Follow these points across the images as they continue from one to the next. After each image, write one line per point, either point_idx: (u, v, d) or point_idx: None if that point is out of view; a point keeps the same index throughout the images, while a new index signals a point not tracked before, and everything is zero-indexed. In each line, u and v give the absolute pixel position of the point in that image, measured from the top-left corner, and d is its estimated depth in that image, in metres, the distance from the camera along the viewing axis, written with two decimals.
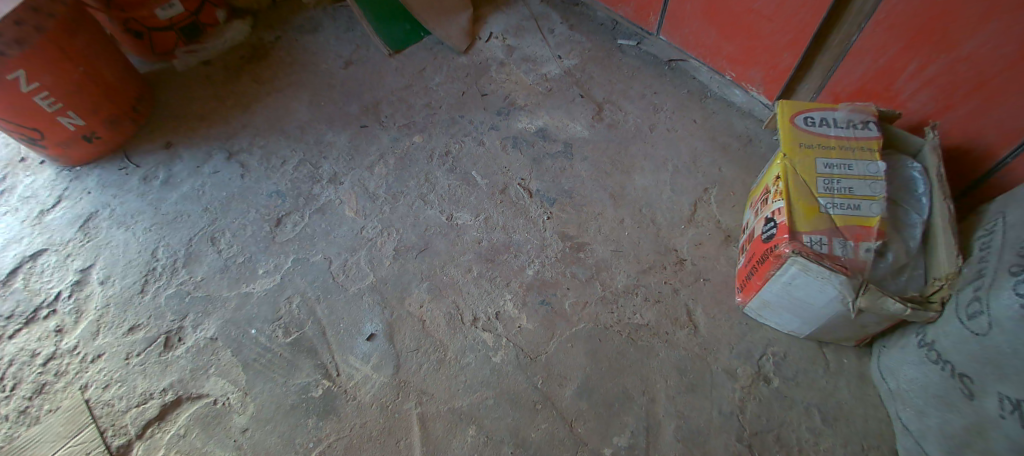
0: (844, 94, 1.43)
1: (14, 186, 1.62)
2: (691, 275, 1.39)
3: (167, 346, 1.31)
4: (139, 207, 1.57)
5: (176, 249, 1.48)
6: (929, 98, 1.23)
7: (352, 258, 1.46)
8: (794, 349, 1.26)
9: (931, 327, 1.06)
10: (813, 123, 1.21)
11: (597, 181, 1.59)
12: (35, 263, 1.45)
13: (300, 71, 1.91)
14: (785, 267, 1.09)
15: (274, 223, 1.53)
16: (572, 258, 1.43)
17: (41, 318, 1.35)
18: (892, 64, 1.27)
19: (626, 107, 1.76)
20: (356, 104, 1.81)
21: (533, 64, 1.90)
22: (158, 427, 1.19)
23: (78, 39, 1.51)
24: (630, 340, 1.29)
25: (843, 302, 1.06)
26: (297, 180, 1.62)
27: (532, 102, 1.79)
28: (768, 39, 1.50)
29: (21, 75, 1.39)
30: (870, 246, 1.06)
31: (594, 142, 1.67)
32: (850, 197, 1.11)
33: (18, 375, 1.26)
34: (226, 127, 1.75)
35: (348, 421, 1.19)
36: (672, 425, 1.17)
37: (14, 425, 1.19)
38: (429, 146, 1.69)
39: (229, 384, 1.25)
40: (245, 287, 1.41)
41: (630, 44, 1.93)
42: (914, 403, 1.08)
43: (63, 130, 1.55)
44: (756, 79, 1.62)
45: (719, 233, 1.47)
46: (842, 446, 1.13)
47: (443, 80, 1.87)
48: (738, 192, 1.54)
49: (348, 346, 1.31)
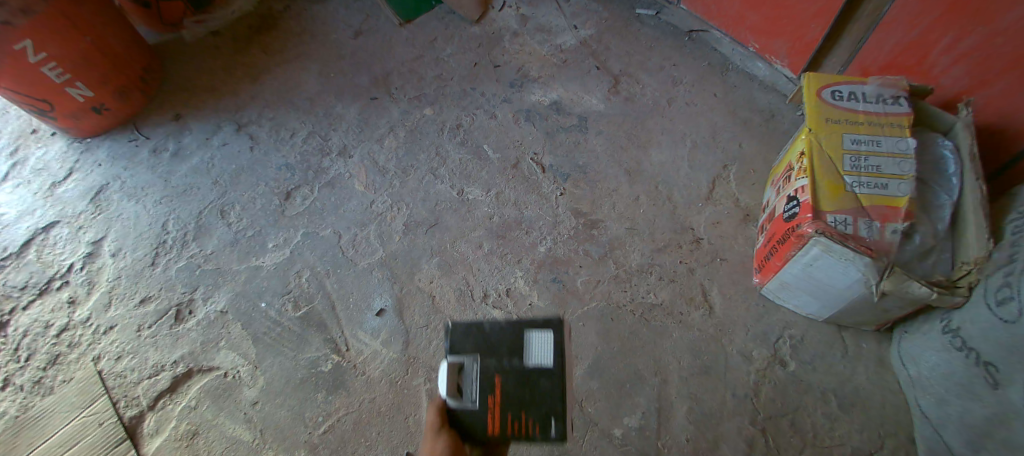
0: (874, 67, 1.35)
1: (26, 158, 1.62)
2: (708, 255, 1.35)
3: (179, 318, 1.32)
4: (148, 179, 1.56)
5: (187, 222, 1.48)
6: (963, 74, 1.15)
7: (362, 233, 1.44)
8: (812, 332, 1.23)
9: (957, 312, 1.01)
10: (841, 97, 1.13)
11: (611, 156, 1.54)
12: (48, 235, 1.46)
13: (309, 42, 1.86)
14: (807, 248, 1.05)
15: (284, 196, 1.52)
16: (586, 236, 1.40)
17: (55, 289, 1.36)
18: (925, 36, 1.19)
19: (643, 79, 1.68)
20: (366, 76, 1.76)
21: (547, 35, 1.82)
22: (170, 398, 1.21)
23: (83, 8, 1.47)
24: (643, 320, 1.26)
25: (865, 284, 1.01)
26: (306, 153, 1.60)
27: (546, 74, 1.72)
28: (796, 8, 1.42)
29: (28, 45, 1.38)
30: (896, 228, 1.01)
31: (610, 116, 1.61)
32: (877, 176, 1.05)
33: (32, 345, 1.28)
34: (234, 99, 1.73)
35: (357, 395, 1.19)
36: (685, 407, 1.15)
37: (29, 395, 1.22)
38: (439, 119, 1.64)
39: (239, 356, 1.26)
40: (255, 260, 1.40)
41: (649, 14, 1.83)
42: (935, 390, 1.05)
43: (71, 101, 1.53)
44: (781, 50, 1.55)
45: (738, 212, 1.41)
46: (858, 432, 1.10)
47: (454, 51, 1.81)
48: (758, 170, 1.48)
49: (358, 321, 1.30)
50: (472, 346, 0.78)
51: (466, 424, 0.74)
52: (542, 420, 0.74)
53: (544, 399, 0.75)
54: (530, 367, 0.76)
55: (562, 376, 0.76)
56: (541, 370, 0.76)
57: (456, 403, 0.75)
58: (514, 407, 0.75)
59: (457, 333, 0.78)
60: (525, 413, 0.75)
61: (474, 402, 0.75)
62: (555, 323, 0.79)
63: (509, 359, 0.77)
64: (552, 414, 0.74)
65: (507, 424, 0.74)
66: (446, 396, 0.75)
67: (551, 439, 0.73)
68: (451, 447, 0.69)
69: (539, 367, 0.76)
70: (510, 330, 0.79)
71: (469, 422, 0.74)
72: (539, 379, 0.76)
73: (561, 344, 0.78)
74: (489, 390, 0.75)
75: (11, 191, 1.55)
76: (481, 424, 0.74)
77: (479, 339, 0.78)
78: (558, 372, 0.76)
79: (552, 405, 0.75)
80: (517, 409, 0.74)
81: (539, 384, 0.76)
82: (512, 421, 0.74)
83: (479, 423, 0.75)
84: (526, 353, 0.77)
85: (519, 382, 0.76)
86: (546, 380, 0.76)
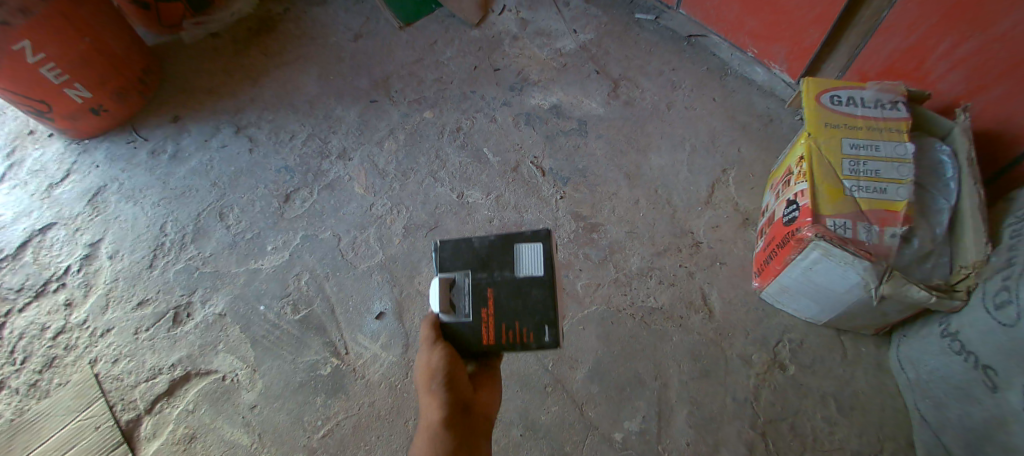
0: (873, 71, 1.36)
1: (23, 159, 1.61)
2: (708, 259, 1.35)
3: (176, 321, 1.31)
4: (147, 181, 1.56)
5: (185, 224, 1.47)
6: (960, 80, 1.16)
7: (361, 236, 1.43)
8: (812, 336, 1.23)
9: (956, 316, 1.01)
10: (840, 102, 1.14)
11: (611, 160, 1.54)
12: (45, 236, 1.45)
13: (308, 44, 1.86)
14: (807, 252, 1.05)
15: (283, 199, 1.51)
16: (586, 239, 1.40)
17: (51, 291, 1.35)
18: (923, 41, 1.20)
19: (642, 84, 1.69)
20: (365, 79, 1.76)
21: (547, 38, 1.82)
22: (167, 402, 1.20)
23: (82, 8, 1.47)
24: (643, 324, 1.26)
25: (865, 288, 1.02)
26: (305, 156, 1.59)
27: (546, 78, 1.73)
28: (794, 14, 1.43)
29: (27, 45, 1.38)
30: (895, 232, 1.01)
31: (610, 120, 1.62)
32: (876, 180, 1.05)
33: (28, 348, 1.27)
34: (233, 101, 1.72)
35: (356, 399, 1.19)
36: (684, 411, 1.15)
37: (25, 398, 1.21)
38: (439, 122, 1.65)
39: (237, 360, 1.25)
40: (254, 263, 1.40)
41: (648, 19, 1.84)
42: (934, 394, 1.05)
43: (70, 102, 1.53)
44: (780, 55, 1.56)
45: (737, 216, 1.42)
46: (858, 436, 1.11)
47: (454, 54, 1.81)
48: (758, 174, 1.49)
49: (357, 324, 1.30)
50: (462, 262, 0.75)
51: (458, 337, 0.70)
52: (536, 328, 0.70)
53: (536, 308, 0.71)
54: (521, 278, 0.73)
55: (554, 284, 0.73)
56: (531, 281, 0.73)
57: (448, 318, 0.71)
58: (508, 317, 0.71)
59: (445, 251, 0.75)
60: (519, 322, 0.70)
61: (465, 316, 0.71)
62: (543, 235, 0.76)
63: (499, 271, 0.74)
64: (545, 322, 0.70)
65: (500, 335, 0.70)
66: (436, 312, 0.71)
67: (547, 345, 0.70)
68: (444, 355, 0.65)
69: (531, 278, 0.73)
70: (500, 243, 0.75)
71: (461, 336, 0.70)
72: (531, 290, 0.72)
73: (551, 255, 0.74)
74: (480, 302, 0.71)
75: (8, 193, 1.54)
76: (474, 337, 0.70)
77: (468, 254, 0.75)
78: (549, 281, 0.73)
79: (545, 313, 0.71)
80: (511, 318, 0.70)
81: (530, 293, 0.72)
82: (506, 330, 0.70)
83: (473, 336, 0.70)
84: (516, 264, 0.74)
85: (511, 292, 0.72)
86: (538, 288, 0.72)
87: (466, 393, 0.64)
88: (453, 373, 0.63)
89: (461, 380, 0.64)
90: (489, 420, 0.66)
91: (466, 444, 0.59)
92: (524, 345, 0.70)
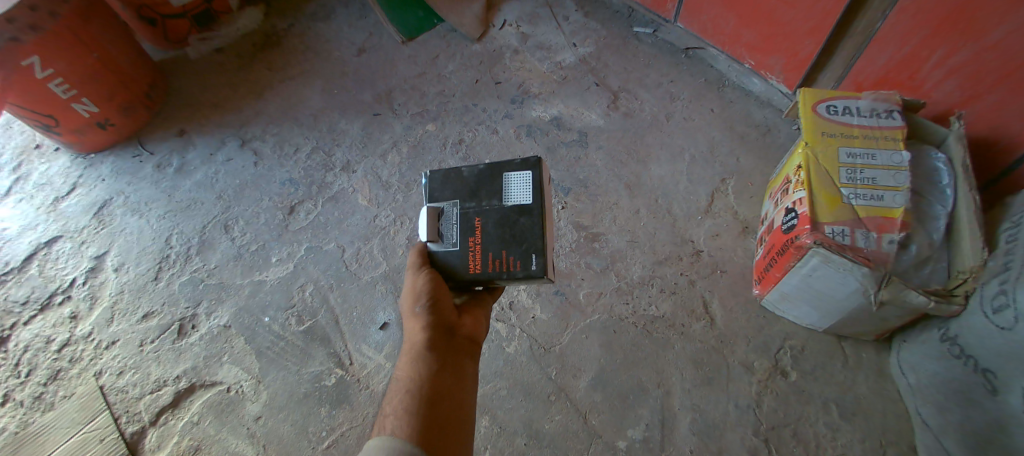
0: (868, 82, 1.38)
1: (29, 174, 1.63)
2: (708, 267, 1.37)
3: (181, 333, 1.32)
4: (152, 195, 1.57)
5: (190, 236, 1.49)
6: (954, 89, 1.18)
7: (365, 247, 1.45)
8: (813, 343, 1.24)
9: (955, 321, 1.03)
10: (836, 111, 1.17)
11: (611, 170, 1.56)
12: (50, 250, 1.46)
13: (312, 59, 1.89)
14: (806, 259, 1.07)
15: (287, 211, 1.53)
16: (587, 249, 1.42)
17: (57, 304, 1.36)
18: (916, 52, 1.22)
19: (641, 95, 1.72)
20: (369, 92, 1.79)
21: (547, 52, 1.85)
22: (172, 413, 1.21)
23: (91, 25, 1.50)
24: (645, 332, 1.28)
25: (864, 294, 1.03)
26: (309, 169, 1.61)
27: (546, 90, 1.76)
28: (789, 26, 1.46)
29: (36, 61, 1.40)
30: (893, 238, 1.03)
31: (610, 132, 1.64)
32: (873, 187, 1.07)
33: (33, 360, 1.28)
34: (238, 115, 1.75)
35: (360, 409, 1.19)
36: (687, 418, 1.16)
37: (30, 410, 1.22)
38: (442, 134, 1.67)
39: (242, 371, 1.26)
40: (258, 275, 1.41)
41: (646, 32, 1.87)
42: (934, 399, 1.06)
43: (77, 117, 1.55)
44: (776, 66, 1.58)
45: (736, 225, 1.44)
46: (860, 442, 1.12)
47: (456, 68, 1.84)
48: (756, 183, 1.51)
49: (361, 334, 1.30)
50: (458, 197, 0.93)
51: (448, 263, 0.89)
52: (522, 256, 0.86)
53: (524, 236, 0.87)
54: (510, 208, 0.89)
55: (540, 211, 0.88)
56: (520, 210, 0.89)
57: (438, 246, 0.90)
58: (495, 243, 0.88)
59: (444, 188, 0.94)
60: (506, 251, 0.87)
61: (455, 244, 0.90)
62: (532, 166, 0.91)
63: (490, 205, 0.91)
64: (531, 251, 0.86)
65: (488, 260, 0.87)
66: (428, 241, 0.90)
67: (532, 272, 0.85)
68: (428, 280, 0.83)
69: (519, 208, 0.89)
70: (492, 178, 0.92)
71: (451, 261, 0.89)
72: (518, 218, 0.89)
73: (538, 185, 0.90)
74: (470, 232, 0.89)
75: (14, 206, 1.55)
76: (465, 262, 0.88)
77: (462, 188, 0.93)
78: (536, 208, 0.89)
79: (530, 242, 0.87)
80: (498, 248, 0.87)
81: (519, 221, 0.89)
82: (495, 258, 0.87)
83: (462, 260, 0.88)
84: (506, 196, 0.90)
85: (498, 221, 0.89)
86: (524, 217, 0.88)
87: (448, 318, 0.84)
88: (436, 301, 0.83)
89: (444, 307, 0.83)
90: (471, 340, 0.86)
91: (443, 359, 0.79)
92: (510, 272, 0.86)
